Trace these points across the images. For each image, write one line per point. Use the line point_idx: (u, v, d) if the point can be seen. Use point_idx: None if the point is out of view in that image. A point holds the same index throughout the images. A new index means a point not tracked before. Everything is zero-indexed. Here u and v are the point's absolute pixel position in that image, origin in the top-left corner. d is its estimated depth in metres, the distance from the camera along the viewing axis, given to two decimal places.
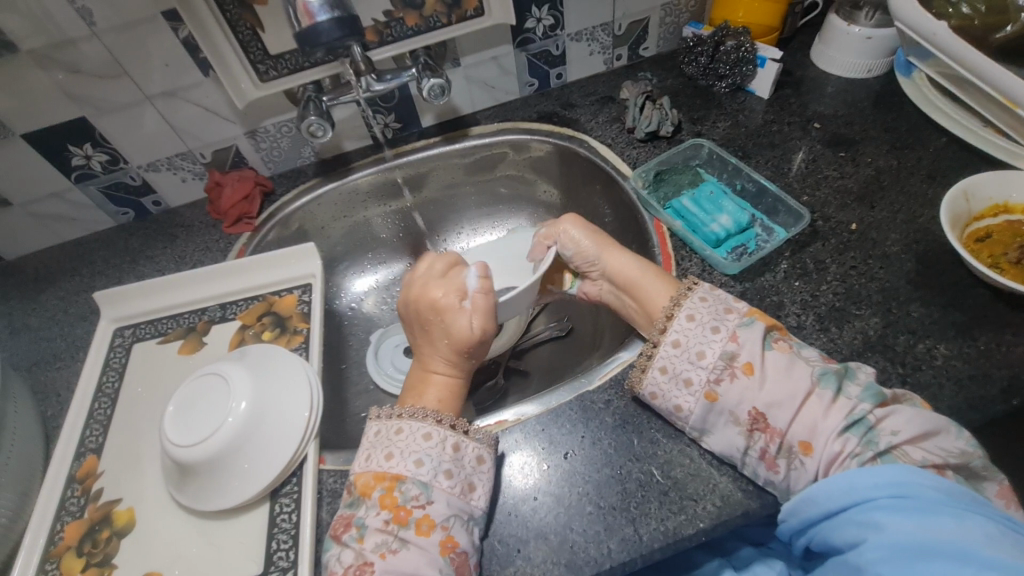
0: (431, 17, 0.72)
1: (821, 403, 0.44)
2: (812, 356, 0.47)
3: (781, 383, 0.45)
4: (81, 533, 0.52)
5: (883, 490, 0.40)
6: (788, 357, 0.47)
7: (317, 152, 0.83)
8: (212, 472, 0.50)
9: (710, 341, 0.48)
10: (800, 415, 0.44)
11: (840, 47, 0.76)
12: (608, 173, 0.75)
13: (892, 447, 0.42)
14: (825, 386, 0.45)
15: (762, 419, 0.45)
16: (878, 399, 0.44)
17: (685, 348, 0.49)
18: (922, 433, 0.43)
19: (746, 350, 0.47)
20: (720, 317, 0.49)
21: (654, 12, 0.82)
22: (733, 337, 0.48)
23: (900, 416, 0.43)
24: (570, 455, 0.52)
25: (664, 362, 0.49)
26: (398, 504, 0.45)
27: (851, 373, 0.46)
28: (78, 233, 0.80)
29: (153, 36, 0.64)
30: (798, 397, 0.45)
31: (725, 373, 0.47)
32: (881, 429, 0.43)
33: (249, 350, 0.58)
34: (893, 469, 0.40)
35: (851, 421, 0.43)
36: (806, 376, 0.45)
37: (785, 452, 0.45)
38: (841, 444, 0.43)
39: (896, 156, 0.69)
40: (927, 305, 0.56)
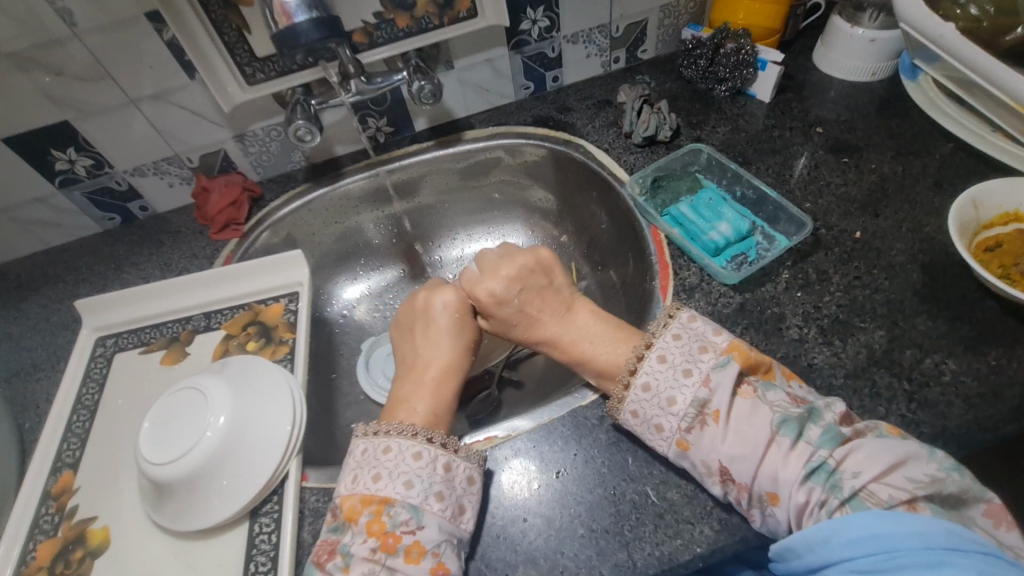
0: (423, 18, 0.70)
1: (779, 451, 0.42)
2: (776, 396, 0.44)
3: (743, 430, 0.43)
4: (54, 553, 0.50)
5: (859, 549, 0.37)
6: (752, 403, 0.44)
7: (307, 156, 0.81)
8: (188, 491, 0.48)
9: (680, 386, 0.46)
10: (763, 467, 0.42)
11: (844, 50, 0.74)
12: (604, 179, 0.73)
13: (858, 491, 0.39)
14: (784, 434, 0.42)
15: (729, 473, 0.43)
16: (837, 440, 0.41)
17: (655, 392, 0.47)
18: (890, 467, 0.39)
19: (717, 396, 0.44)
20: (694, 358, 0.47)
21: (653, 14, 0.80)
22: (707, 380, 0.45)
23: (862, 454, 0.40)
24: (562, 474, 0.50)
25: (635, 406, 0.47)
26: (387, 530, 0.43)
27: (816, 414, 0.43)
28: (64, 238, 0.79)
29: (137, 38, 0.62)
30: (758, 449, 0.42)
31: (695, 421, 0.45)
32: (843, 472, 0.40)
33: (231, 362, 0.56)
34: (863, 518, 0.38)
35: (810, 470, 0.41)
36: (765, 424, 0.43)
37: (757, 501, 0.43)
38: (808, 494, 0.41)
39: (901, 162, 0.67)
40: (934, 318, 0.54)
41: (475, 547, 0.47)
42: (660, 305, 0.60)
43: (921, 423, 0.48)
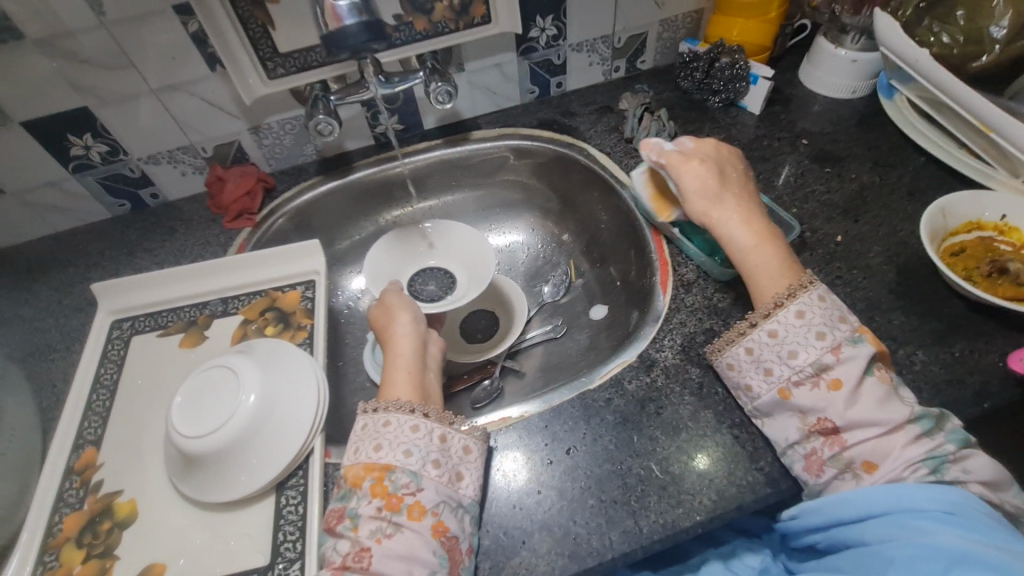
0: (440, 22, 0.72)
1: (906, 436, 0.47)
2: (907, 394, 0.50)
3: (869, 404, 0.48)
4: (81, 525, 0.52)
5: (938, 505, 0.44)
6: (887, 386, 0.49)
7: (319, 150, 0.83)
8: (219, 465, 0.51)
9: (807, 344, 0.51)
10: (877, 438, 0.47)
11: (828, 68, 0.80)
12: (607, 181, 0.77)
13: (956, 480, 0.46)
14: (919, 424, 0.48)
15: (834, 429, 0.48)
16: (961, 442, 0.48)
17: (780, 340, 0.52)
18: (987, 480, 0.47)
19: (843, 367, 0.49)
20: (833, 324, 0.51)
21: (652, 27, 0.85)
22: (837, 348, 0.50)
23: (974, 460, 0.47)
24: (573, 451, 0.54)
25: (778, 326, 0.52)
26: (389, 491, 0.46)
27: (944, 418, 0.49)
28: (73, 223, 0.79)
29: (163, 29, 0.64)
30: (888, 424, 0.47)
31: (810, 380, 0.50)
32: (954, 465, 0.47)
33: (257, 345, 0.58)
34: (944, 489, 0.44)
35: (930, 455, 0.46)
36: (903, 409, 0.48)
37: (841, 462, 0.48)
38: (911, 471, 0.46)
39: (878, 173, 0.73)
40: (906, 313, 0.60)
41: (492, 516, 0.51)
42: (660, 298, 0.64)
43: None
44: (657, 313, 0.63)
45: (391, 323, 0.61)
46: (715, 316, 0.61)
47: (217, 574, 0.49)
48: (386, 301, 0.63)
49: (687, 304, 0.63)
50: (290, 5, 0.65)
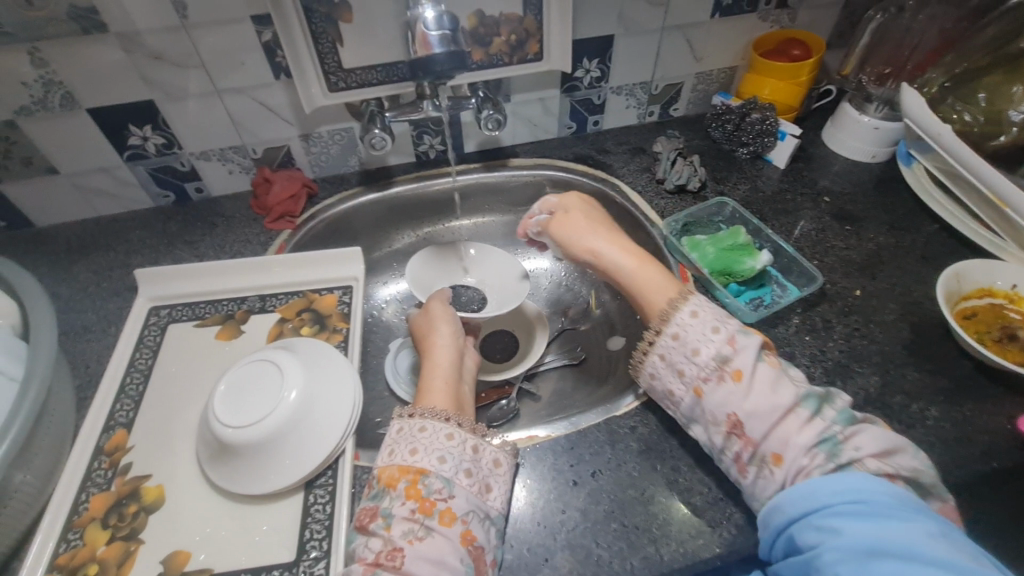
0: (496, 55, 0.77)
1: (797, 420, 0.47)
2: (795, 375, 0.51)
3: (763, 392, 0.48)
4: (108, 505, 0.52)
5: (836, 497, 0.43)
6: (778, 371, 0.50)
7: (362, 162, 0.86)
8: (254, 457, 0.52)
9: (708, 341, 0.51)
10: (776, 429, 0.47)
11: (850, 131, 0.85)
12: (637, 218, 0.81)
13: (853, 461, 0.45)
14: (804, 406, 0.48)
15: (741, 428, 0.48)
16: (849, 421, 0.48)
17: (683, 341, 0.53)
18: (886, 451, 0.46)
19: (739, 357, 0.50)
20: (723, 320, 0.53)
21: (688, 78, 0.90)
22: (732, 341, 0.51)
23: (866, 435, 0.47)
24: (598, 474, 0.55)
25: (678, 330, 0.53)
26: (422, 495, 0.48)
27: (831, 398, 0.50)
28: (117, 209, 0.81)
29: (238, 36, 0.67)
30: (775, 412, 0.47)
31: (715, 374, 0.50)
32: (847, 445, 0.46)
33: (298, 343, 0.60)
34: (883, 483, 0.43)
35: (821, 439, 0.46)
36: (791, 394, 0.48)
37: (758, 460, 0.48)
38: (810, 458, 0.46)
39: (895, 235, 0.77)
40: (920, 370, 0.62)
41: (516, 531, 0.52)
42: None
43: None
44: None
45: (431, 332, 0.67)
46: None
47: (242, 565, 0.49)
48: (431, 310, 0.69)
49: None
50: (361, 25, 0.69)
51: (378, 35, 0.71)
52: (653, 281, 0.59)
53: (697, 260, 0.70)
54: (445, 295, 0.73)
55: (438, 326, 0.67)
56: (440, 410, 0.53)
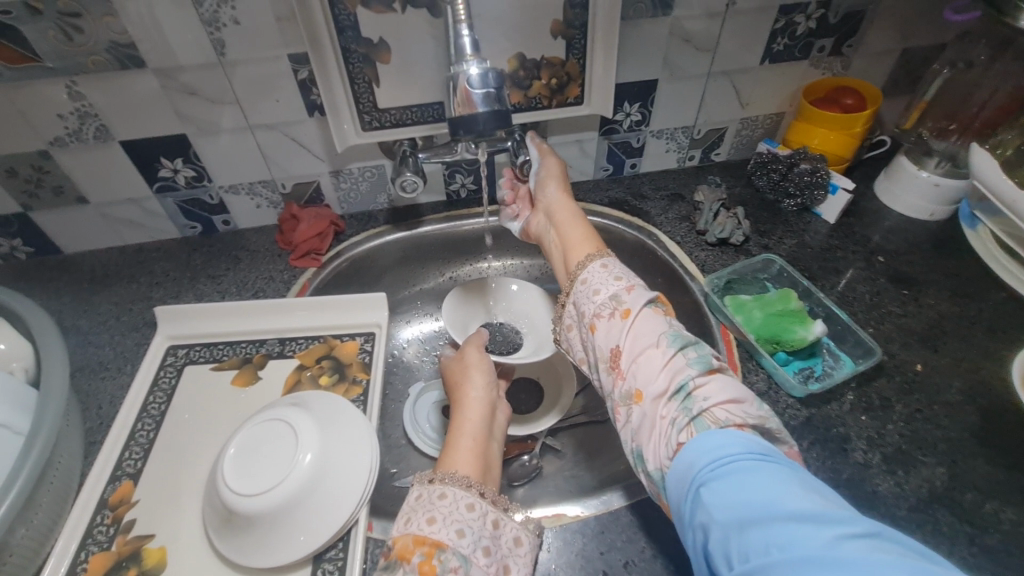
0: (534, 98, 0.74)
1: (660, 360, 0.49)
2: (675, 324, 0.53)
3: (645, 329, 0.52)
4: (106, 567, 0.49)
5: (700, 463, 0.41)
6: (659, 316, 0.53)
7: (391, 199, 0.84)
8: (261, 525, 0.48)
9: (607, 284, 0.57)
10: (641, 361, 0.50)
11: (907, 187, 0.80)
12: (675, 270, 0.76)
13: (702, 411, 0.44)
14: (669, 346, 0.50)
15: (618, 362, 0.52)
16: (704, 367, 0.48)
17: (589, 285, 0.59)
18: (731, 399, 0.45)
19: (632, 299, 0.55)
20: (629, 274, 0.59)
21: (733, 124, 0.86)
22: (629, 288, 0.56)
23: (716, 383, 0.46)
24: (630, 565, 0.50)
25: (587, 277, 0.60)
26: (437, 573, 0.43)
27: (699, 347, 0.50)
28: (143, 239, 0.81)
29: (274, 73, 0.66)
30: (643, 346, 0.51)
31: (608, 311, 0.55)
32: (696, 397, 0.46)
33: (316, 397, 0.57)
34: (714, 436, 0.42)
35: (677, 386, 0.47)
36: (659, 331, 0.51)
37: (626, 396, 0.50)
38: (665, 403, 0.47)
39: (957, 303, 0.71)
40: (992, 463, 0.56)
41: None
42: None
43: (984, 568, 0.50)
44: None
45: (464, 382, 0.63)
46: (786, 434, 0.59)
47: None
48: (466, 357, 0.66)
49: None
50: (398, 66, 0.68)
51: (415, 76, 0.69)
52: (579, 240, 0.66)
53: (742, 323, 0.66)
54: (483, 342, 0.69)
55: (472, 376, 0.64)
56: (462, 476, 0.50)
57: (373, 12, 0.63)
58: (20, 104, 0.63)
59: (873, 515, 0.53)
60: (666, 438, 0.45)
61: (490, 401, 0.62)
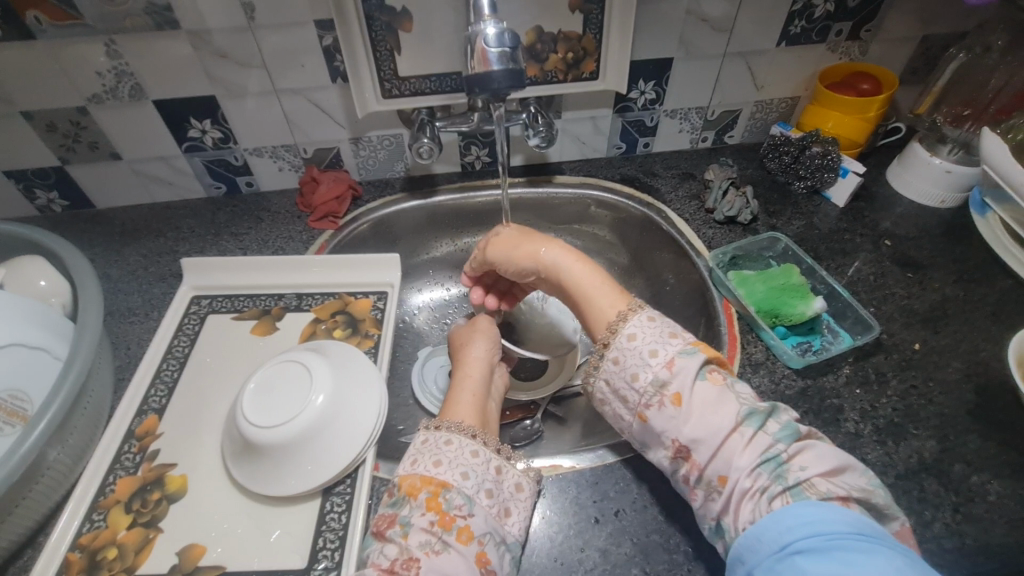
0: (550, 72, 0.76)
1: (740, 439, 0.44)
2: (743, 392, 0.48)
3: (709, 412, 0.46)
4: (132, 490, 0.53)
5: (799, 532, 0.39)
6: (720, 389, 0.47)
7: (407, 168, 0.87)
8: (279, 456, 0.52)
9: (645, 365, 0.48)
10: (719, 451, 0.45)
11: (919, 173, 0.80)
12: (682, 246, 0.78)
13: (801, 481, 0.42)
14: (747, 424, 0.45)
15: (686, 450, 0.46)
16: (793, 437, 0.45)
17: (623, 366, 0.50)
18: (832, 469, 0.43)
19: (677, 379, 0.47)
20: (663, 340, 0.49)
21: (747, 106, 0.87)
22: (670, 363, 0.48)
23: (811, 453, 0.44)
24: (621, 513, 0.53)
25: (617, 354, 0.50)
26: (443, 508, 0.46)
27: (776, 412, 0.46)
28: (171, 197, 0.84)
29: (301, 39, 0.69)
30: (718, 435, 0.45)
31: (654, 399, 0.47)
32: (791, 466, 0.43)
33: (330, 346, 0.60)
34: (821, 508, 0.40)
35: (763, 458, 0.43)
36: (730, 412, 0.46)
37: (705, 484, 0.45)
38: (754, 481, 0.43)
39: (962, 287, 0.72)
40: (983, 439, 0.57)
41: (531, 564, 0.50)
42: None
43: (965, 534, 0.51)
44: None
45: (468, 345, 0.65)
46: (781, 403, 0.60)
47: (255, 567, 0.49)
48: (477, 325, 0.68)
49: (753, 384, 0.62)
50: (420, 36, 0.70)
51: (436, 46, 0.71)
52: (600, 290, 0.56)
53: (744, 296, 0.68)
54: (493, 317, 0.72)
55: (478, 342, 0.65)
56: (465, 425, 0.52)
57: None
58: (63, 60, 0.66)
59: None
60: (754, 512, 0.42)
61: (492, 369, 0.63)
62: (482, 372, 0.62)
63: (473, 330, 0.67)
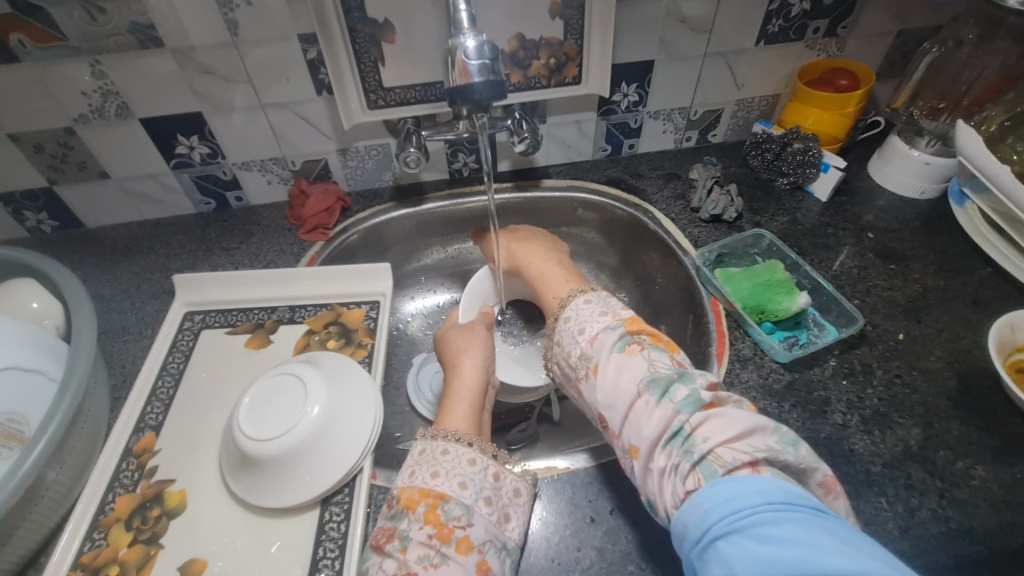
0: (533, 78, 0.77)
1: (644, 407, 0.46)
2: (659, 363, 0.48)
3: (616, 384, 0.48)
4: (132, 508, 0.54)
5: (716, 514, 0.37)
6: (634, 361, 0.49)
7: (396, 177, 0.87)
8: (275, 470, 0.53)
9: (575, 342, 0.53)
10: (628, 419, 0.46)
11: (898, 166, 0.82)
12: (669, 246, 0.79)
13: (706, 453, 0.41)
14: (650, 393, 0.46)
15: (607, 420, 0.49)
16: (696, 406, 0.44)
17: (560, 350, 0.55)
18: (737, 434, 0.41)
19: (597, 355, 0.51)
20: (593, 321, 0.54)
21: (729, 105, 0.88)
22: (593, 342, 0.52)
23: (715, 420, 0.43)
24: (616, 512, 0.54)
25: (559, 337, 0.56)
26: (441, 521, 0.46)
27: (686, 378, 0.46)
28: (161, 214, 0.85)
29: (285, 53, 0.69)
30: (625, 404, 0.47)
31: (580, 372, 0.52)
32: (695, 436, 0.42)
33: (324, 357, 0.61)
34: (739, 484, 0.38)
35: (670, 432, 0.43)
36: (637, 378, 0.47)
37: (627, 452, 0.47)
38: (661, 449, 0.44)
39: (943, 277, 0.73)
40: (966, 425, 0.59)
41: (530, 566, 0.51)
42: (715, 371, 0.64)
43: (951, 519, 0.52)
44: None
45: (464, 350, 0.65)
46: (769, 397, 0.62)
47: None
48: (472, 330, 0.68)
49: (741, 380, 0.63)
50: (403, 46, 0.71)
51: (419, 56, 0.72)
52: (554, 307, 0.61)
53: (731, 294, 0.69)
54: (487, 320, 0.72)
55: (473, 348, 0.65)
56: (463, 435, 0.53)
57: None
58: (47, 82, 0.66)
59: (849, 471, 0.56)
60: (664, 482, 0.43)
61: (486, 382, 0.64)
62: (478, 383, 0.62)
63: (467, 335, 0.67)
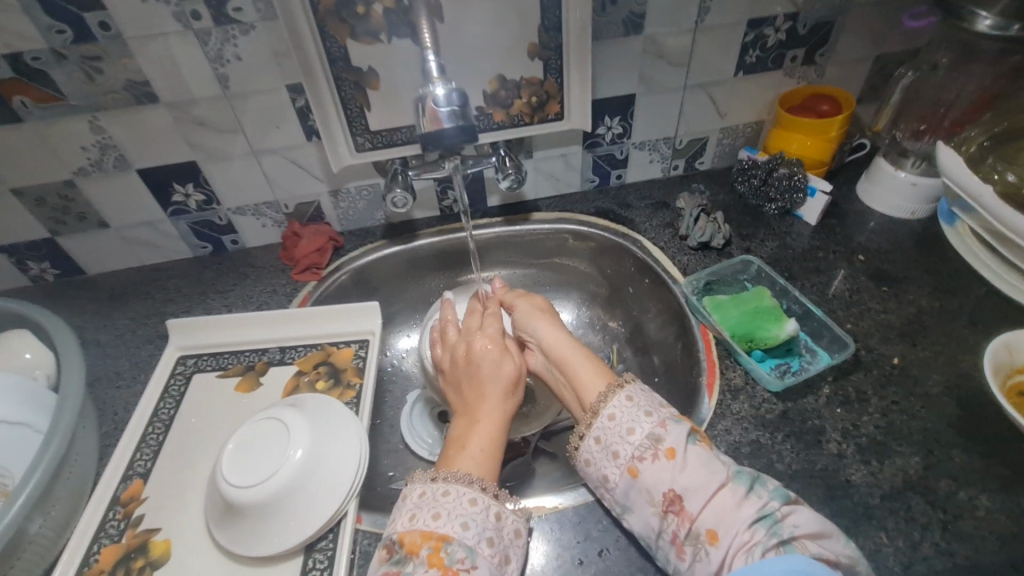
0: (516, 116, 0.78)
1: (734, 496, 0.46)
2: (728, 458, 0.50)
3: (696, 470, 0.48)
4: (117, 558, 0.53)
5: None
6: (710, 453, 0.49)
7: (387, 216, 0.89)
8: (258, 517, 0.52)
9: (639, 421, 0.51)
10: (710, 504, 0.46)
11: (886, 188, 0.81)
12: (659, 275, 0.79)
13: (795, 538, 0.43)
14: (738, 482, 0.47)
15: (678, 501, 0.47)
16: (785, 498, 0.46)
17: (617, 422, 0.52)
18: (821, 530, 0.44)
19: (672, 435, 0.50)
20: (656, 405, 0.53)
21: (713, 133, 0.89)
22: (663, 422, 0.51)
23: (803, 514, 0.45)
24: (605, 553, 0.53)
25: (613, 411, 0.53)
26: (446, 564, 0.45)
27: (763, 477, 0.48)
28: (158, 259, 0.87)
29: (275, 102, 0.72)
30: (710, 487, 0.47)
31: (649, 452, 0.50)
32: (785, 523, 0.44)
33: (307, 399, 0.61)
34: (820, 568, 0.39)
35: (761, 514, 0.45)
36: (723, 470, 0.48)
37: (694, 539, 0.46)
38: (751, 534, 0.44)
39: (938, 298, 0.72)
40: (969, 453, 0.57)
41: None
42: (707, 403, 0.63)
43: (957, 554, 0.50)
44: (702, 417, 0.62)
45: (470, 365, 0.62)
46: (762, 428, 0.60)
47: None
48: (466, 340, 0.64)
49: (733, 411, 0.62)
50: (388, 92, 0.73)
51: (404, 101, 0.74)
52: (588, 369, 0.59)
53: (719, 322, 0.69)
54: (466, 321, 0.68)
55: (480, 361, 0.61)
56: (472, 475, 0.51)
57: (361, 43, 0.68)
58: (48, 139, 0.69)
59: (847, 504, 0.54)
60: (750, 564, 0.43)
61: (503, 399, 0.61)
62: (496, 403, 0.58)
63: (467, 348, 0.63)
